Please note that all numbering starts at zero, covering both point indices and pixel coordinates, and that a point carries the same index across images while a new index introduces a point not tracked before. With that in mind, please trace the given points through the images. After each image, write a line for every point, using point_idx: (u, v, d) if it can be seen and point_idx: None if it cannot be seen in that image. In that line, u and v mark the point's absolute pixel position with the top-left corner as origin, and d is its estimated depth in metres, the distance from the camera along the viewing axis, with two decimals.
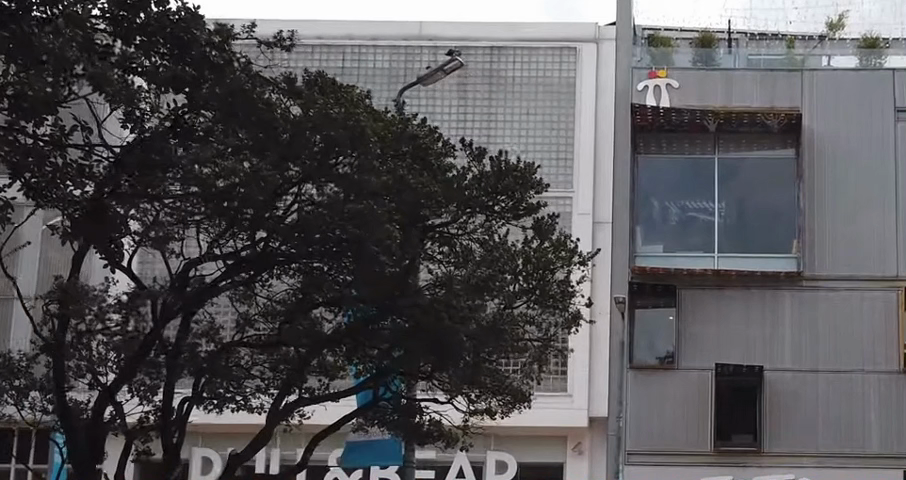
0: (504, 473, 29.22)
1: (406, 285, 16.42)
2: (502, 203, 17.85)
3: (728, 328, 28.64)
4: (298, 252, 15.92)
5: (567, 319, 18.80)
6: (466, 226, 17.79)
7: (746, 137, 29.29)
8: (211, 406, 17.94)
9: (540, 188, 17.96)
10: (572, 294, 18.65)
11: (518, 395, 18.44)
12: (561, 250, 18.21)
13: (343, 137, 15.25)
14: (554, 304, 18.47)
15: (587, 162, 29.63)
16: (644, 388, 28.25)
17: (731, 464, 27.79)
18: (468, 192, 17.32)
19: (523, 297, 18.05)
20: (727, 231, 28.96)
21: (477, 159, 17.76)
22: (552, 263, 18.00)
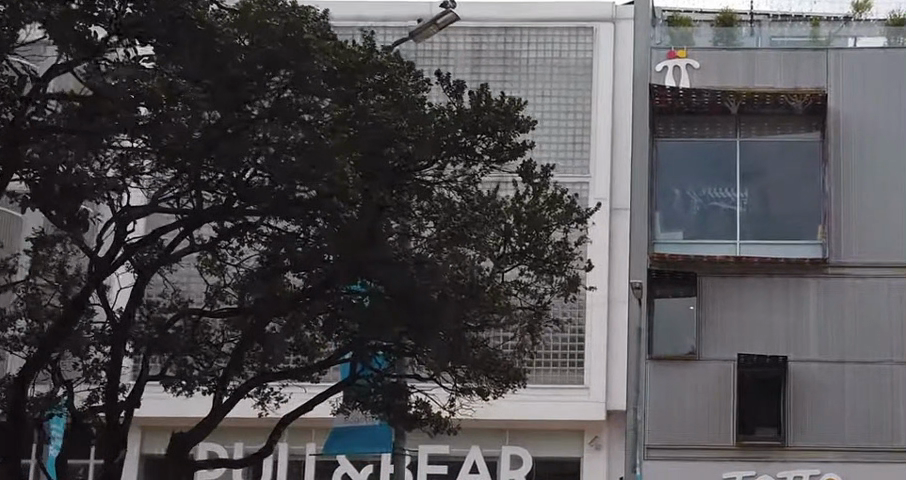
0: (519, 469, 27.92)
1: (378, 240, 15.25)
2: (483, 143, 16.59)
3: (750, 317, 27.61)
4: (264, 212, 15.29)
5: (563, 285, 17.73)
6: (444, 173, 16.60)
7: (770, 120, 28.27)
8: (180, 388, 17.13)
9: (526, 128, 16.75)
10: (570, 256, 17.64)
11: (508, 372, 17.64)
12: (552, 208, 17.38)
13: (283, 52, 14.19)
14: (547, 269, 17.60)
15: (605, 146, 28.30)
16: (661, 379, 27.36)
17: (755, 458, 26.81)
18: (444, 131, 16.03)
19: (514, 261, 17.38)
20: (750, 219, 27.97)
21: (456, 95, 16.65)
22: (546, 223, 17.32)
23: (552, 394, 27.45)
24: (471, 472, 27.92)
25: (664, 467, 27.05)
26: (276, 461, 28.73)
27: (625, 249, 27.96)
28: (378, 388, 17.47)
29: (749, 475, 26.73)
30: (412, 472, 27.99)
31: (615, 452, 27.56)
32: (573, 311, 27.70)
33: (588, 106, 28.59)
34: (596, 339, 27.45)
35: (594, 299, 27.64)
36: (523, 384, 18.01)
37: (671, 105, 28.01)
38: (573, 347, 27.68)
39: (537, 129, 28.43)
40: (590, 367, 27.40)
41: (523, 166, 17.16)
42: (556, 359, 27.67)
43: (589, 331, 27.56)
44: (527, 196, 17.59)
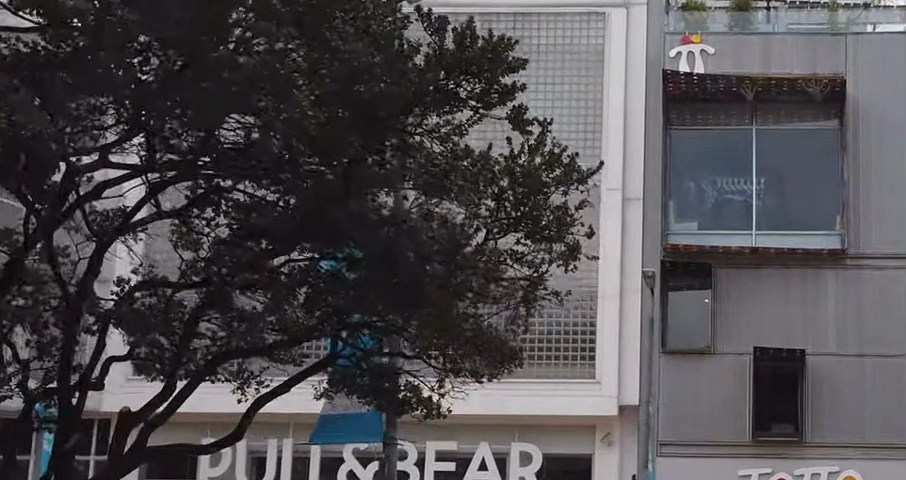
0: (530, 466, 27.14)
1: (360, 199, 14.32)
2: (469, 89, 15.89)
3: (767, 309, 26.82)
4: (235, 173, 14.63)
5: (563, 254, 16.83)
6: (429, 122, 15.73)
7: (786, 108, 27.57)
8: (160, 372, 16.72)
9: (516, 70, 15.96)
10: (570, 221, 16.58)
11: (501, 352, 16.37)
12: (552, 169, 16.61)
13: None
14: (545, 239, 16.58)
15: (617, 131, 27.49)
16: (675, 373, 26.56)
17: (771, 455, 26.10)
18: (426, 74, 15.37)
19: (506, 224, 16.35)
20: (766, 209, 27.23)
21: (440, 35, 16.05)
22: (543, 183, 16.39)
23: (560, 389, 26.69)
24: (479, 469, 27.23)
25: (678, 464, 26.28)
26: (280, 457, 28.07)
27: (636, 239, 27.23)
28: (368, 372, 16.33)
29: (765, 472, 26.04)
30: (419, 470, 27.25)
31: (628, 447, 26.91)
32: (584, 306, 26.98)
33: (599, 94, 27.79)
34: (609, 332, 26.66)
35: (606, 290, 26.84)
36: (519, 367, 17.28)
37: (686, 93, 27.47)
38: (583, 340, 26.91)
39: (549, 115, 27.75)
40: (602, 361, 26.64)
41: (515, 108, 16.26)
42: (566, 352, 26.94)
43: (601, 326, 26.79)
44: (522, 154, 16.89)
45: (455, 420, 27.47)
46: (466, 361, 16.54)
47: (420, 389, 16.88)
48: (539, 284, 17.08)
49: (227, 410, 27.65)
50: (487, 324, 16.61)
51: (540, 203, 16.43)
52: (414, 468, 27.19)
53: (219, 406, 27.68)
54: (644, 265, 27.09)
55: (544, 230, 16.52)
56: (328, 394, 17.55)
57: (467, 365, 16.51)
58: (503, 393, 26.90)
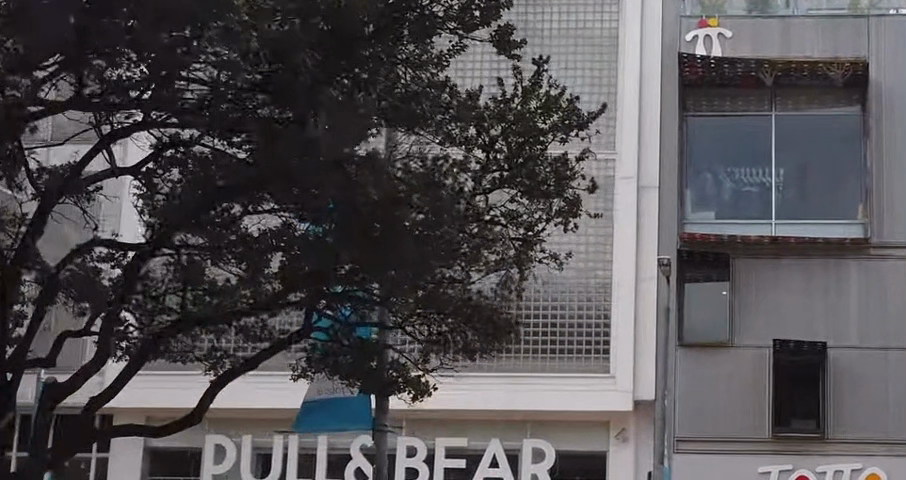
0: (542, 463, 26.30)
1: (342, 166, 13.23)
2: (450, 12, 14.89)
3: (787, 299, 25.97)
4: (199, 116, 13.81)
5: (562, 211, 15.87)
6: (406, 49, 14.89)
7: (804, 94, 26.76)
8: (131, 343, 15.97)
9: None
10: (567, 169, 15.56)
11: (496, 323, 15.52)
12: (548, 114, 15.58)
13: None
14: (543, 194, 15.58)
15: (632, 114, 26.66)
16: (692, 367, 25.74)
17: (791, 452, 25.22)
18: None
19: (494, 166, 15.47)
20: (786, 197, 26.49)
21: None
22: (534, 124, 15.44)
23: (574, 383, 25.89)
24: (490, 466, 26.39)
25: (696, 460, 25.43)
26: (285, 453, 27.30)
27: (651, 223, 26.37)
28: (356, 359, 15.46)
29: (786, 469, 25.14)
30: (428, 467, 26.49)
31: (643, 443, 26.08)
32: (600, 298, 26.15)
33: (614, 79, 26.90)
34: (625, 324, 25.83)
35: (621, 280, 26.01)
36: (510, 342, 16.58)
37: (703, 77, 26.71)
38: (597, 332, 26.10)
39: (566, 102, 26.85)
40: (616, 355, 25.81)
41: (501, 31, 15.44)
42: (580, 346, 26.11)
43: (615, 316, 25.96)
44: (516, 96, 15.87)
45: (464, 417, 26.62)
46: (460, 332, 15.73)
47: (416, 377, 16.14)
48: (535, 241, 16.16)
49: (231, 404, 27.11)
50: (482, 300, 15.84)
51: (536, 152, 15.49)
52: (423, 466, 26.46)
53: (221, 400, 27.06)
54: (660, 253, 26.25)
55: (544, 182, 15.50)
56: (305, 377, 16.45)
57: (461, 339, 15.74)
58: (514, 389, 26.03)
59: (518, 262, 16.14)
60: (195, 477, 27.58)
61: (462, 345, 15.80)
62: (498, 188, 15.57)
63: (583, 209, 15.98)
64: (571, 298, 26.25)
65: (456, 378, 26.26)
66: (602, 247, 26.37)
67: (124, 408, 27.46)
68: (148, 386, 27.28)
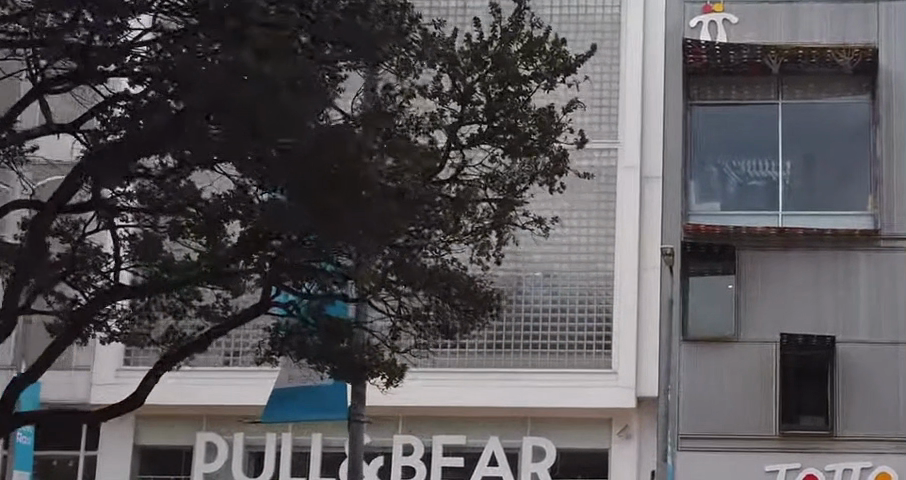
0: (542, 460, 25.57)
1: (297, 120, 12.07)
2: None
3: (794, 292, 25.21)
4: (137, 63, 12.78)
5: (547, 170, 14.96)
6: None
7: (813, 81, 26.03)
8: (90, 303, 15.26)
9: None
10: (550, 117, 14.67)
11: (475, 297, 14.83)
12: (530, 59, 14.83)
13: None
14: (527, 150, 14.69)
15: (635, 100, 25.86)
16: (697, 362, 24.99)
17: (799, 450, 24.48)
18: None
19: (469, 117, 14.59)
20: (792, 189, 25.81)
21: None
22: (512, 70, 14.54)
23: (576, 379, 25.16)
24: (489, 465, 25.66)
25: (700, 458, 24.69)
26: (279, 451, 26.56)
27: (655, 213, 25.61)
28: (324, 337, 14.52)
29: (794, 467, 24.40)
30: (425, 465, 25.79)
31: (647, 439, 25.34)
32: (602, 292, 25.44)
33: (616, 68, 26.11)
34: (627, 318, 25.08)
35: (623, 271, 25.28)
36: (495, 318, 15.71)
37: (706, 65, 25.93)
38: (599, 327, 25.35)
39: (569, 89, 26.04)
40: (618, 351, 25.07)
41: None
42: (581, 341, 25.38)
43: (617, 310, 25.23)
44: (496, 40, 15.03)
45: (463, 414, 25.86)
46: (437, 309, 14.87)
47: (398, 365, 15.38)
48: (513, 198, 15.00)
49: (223, 401, 26.37)
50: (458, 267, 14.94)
51: (518, 107, 14.59)
52: (420, 464, 25.75)
53: (213, 397, 26.36)
54: (664, 242, 25.46)
55: (526, 137, 14.59)
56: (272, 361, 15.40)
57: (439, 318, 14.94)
58: (513, 385, 25.32)
59: (497, 223, 14.87)
60: (186, 476, 26.90)
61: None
62: (475, 144, 14.65)
63: (570, 163, 15.07)
64: (571, 292, 25.53)
65: (453, 374, 25.51)
66: (603, 239, 25.63)
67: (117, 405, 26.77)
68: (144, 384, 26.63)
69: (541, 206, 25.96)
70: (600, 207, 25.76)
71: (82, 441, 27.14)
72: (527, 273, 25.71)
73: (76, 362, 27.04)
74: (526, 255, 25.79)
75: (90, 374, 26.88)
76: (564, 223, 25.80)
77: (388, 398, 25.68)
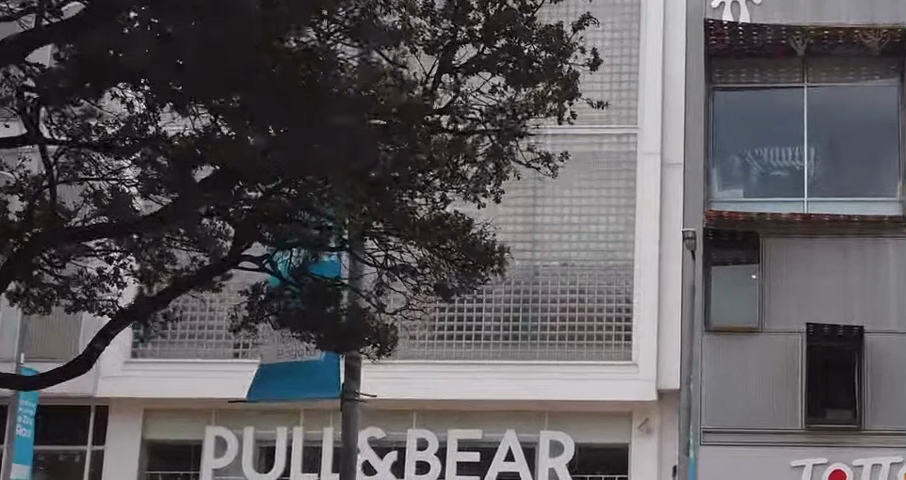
0: (560, 455, 24.75)
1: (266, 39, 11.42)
2: None
3: (819, 280, 24.41)
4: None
5: (554, 96, 14.41)
6: None
7: (839, 64, 25.37)
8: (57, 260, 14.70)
9: None
10: (553, 36, 14.20)
11: (473, 251, 14.48)
12: None
13: None
14: (532, 76, 14.08)
15: (655, 82, 25.08)
16: (719, 354, 24.21)
17: (826, 444, 23.61)
18: None
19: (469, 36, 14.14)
20: (817, 174, 25.03)
21: None
22: None
23: (596, 371, 24.38)
24: (506, 460, 24.85)
25: (723, 453, 23.84)
26: (290, 446, 25.81)
27: (677, 197, 24.83)
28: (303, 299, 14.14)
29: (820, 462, 23.55)
30: (440, 461, 25.00)
31: (668, 434, 24.54)
32: (621, 282, 24.67)
33: (635, 50, 25.36)
34: (648, 306, 24.31)
35: (643, 259, 24.53)
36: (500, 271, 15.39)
37: (729, 48, 25.26)
38: (619, 317, 24.57)
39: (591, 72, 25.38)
40: (639, 340, 24.31)
41: None
42: (600, 331, 24.60)
43: (636, 299, 24.48)
44: None
45: (479, 407, 25.09)
46: (433, 266, 14.59)
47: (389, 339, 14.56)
48: (516, 124, 14.52)
49: (232, 394, 25.63)
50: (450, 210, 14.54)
51: (520, 26, 14.01)
52: (435, 460, 24.96)
53: (222, 389, 25.64)
54: (685, 226, 24.67)
55: (530, 61, 14.03)
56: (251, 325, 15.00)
57: (434, 273, 14.57)
58: (527, 377, 24.50)
59: (496, 155, 14.36)
60: (194, 472, 26.09)
61: (437, 282, 14.64)
62: (475, 69, 14.10)
63: (579, 86, 14.59)
64: (588, 282, 24.78)
65: (470, 365, 24.75)
66: (622, 227, 24.86)
67: (125, 398, 26.10)
68: (153, 375, 25.96)
69: (557, 193, 25.20)
70: (621, 194, 24.97)
71: (89, 435, 26.45)
72: (544, 261, 24.96)
73: (83, 351, 26.21)
74: (543, 244, 25.06)
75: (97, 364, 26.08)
76: (582, 210, 25.06)
77: (402, 390, 24.92)
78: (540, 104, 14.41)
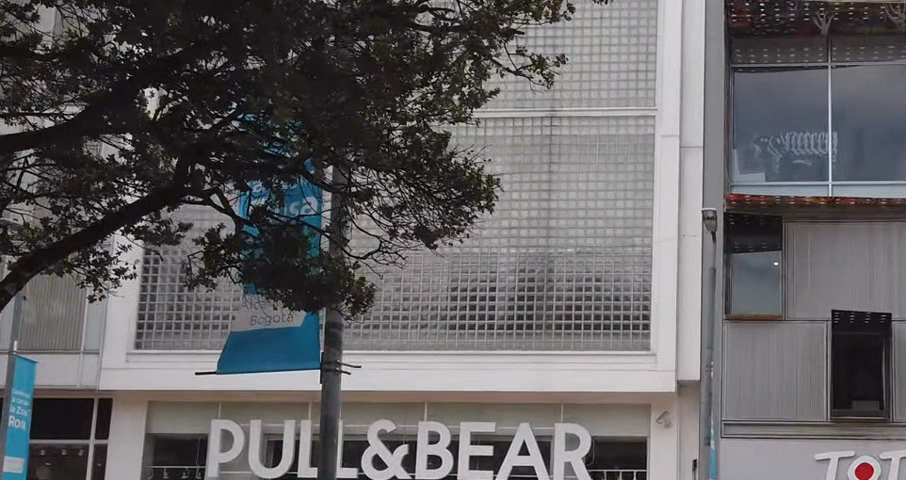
0: (576, 449, 23.86)
1: None
2: None
3: (844, 266, 23.56)
4: None
5: None
6: None
7: (865, 43, 24.57)
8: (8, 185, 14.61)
9: None
10: None
11: (455, 180, 14.02)
12: None
13: None
14: None
15: (674, 63, 24.29)
16: (740, 342, 23.35)
17: (852, 436, 22.71)
18: None
19: None
20: (842, 157, 24.24)
21: None
22: None
23: (615, 361, 23.54)
24: (520, 453, 23.98)
25: (746, 446, 22.96)
26: (298, 440, 24.99)
27: (695, 180, 24.01)
28: (263, 247, 14.15)
29: (846, 456, 22.64)
30: (453, 455, 24.14)
31: (689, 427, 23.65)
32: (637, 270, 23.84)
33: (653, 28, 24.52)
34: (667, 293, 23.48)
35: (662, 244, 23.69)
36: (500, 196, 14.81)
37: (752, 25, 24.59)
38: (637, 306, 23.74)
39: (607, 54, 24.57)
40: (658, 328, 23.49)
41: None
42: (617, 320, 23.81)
43: (656, 287, 23.64)
44: None
45: (493, 399, 24.25)
46: (413, 206, 14.37)
47: (360, 296, 14.50)
48: (498, 15, 13.36)
49: (240, 385, 24.86)
50: (432, 132, 14.10)
51: None
52: (448, 454, 24.10)
53: (229, 381, 24.89)
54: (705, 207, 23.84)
55: None
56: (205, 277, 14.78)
57: (414, 211, 14.35)
58: (542, 368, 23.70)
59: (474, 49, 13.35)
60: (200, 466, 25.27)
61: (417, 222, 14.40)
62: None
63: None
64: (605, 270, 23.96)
65: (483, 356, 23.93)
66: (640, 212, 24.02)
67: (129, 390, 25.34)
68: (158, 366, 25.21)
69: (572, 179, 24.36)
70: (638, 177, 24.13)
71: (92, 429, 25.65)
72: (558, 249, 24.13)
73: (84, 343, 25.51)
74: (557, 230, 24.21)
75: (100, 356, 25.37)
76: (598, 195, 24.22)
77: (413, 382, 24.08)
78: (528, 4, 13.46)
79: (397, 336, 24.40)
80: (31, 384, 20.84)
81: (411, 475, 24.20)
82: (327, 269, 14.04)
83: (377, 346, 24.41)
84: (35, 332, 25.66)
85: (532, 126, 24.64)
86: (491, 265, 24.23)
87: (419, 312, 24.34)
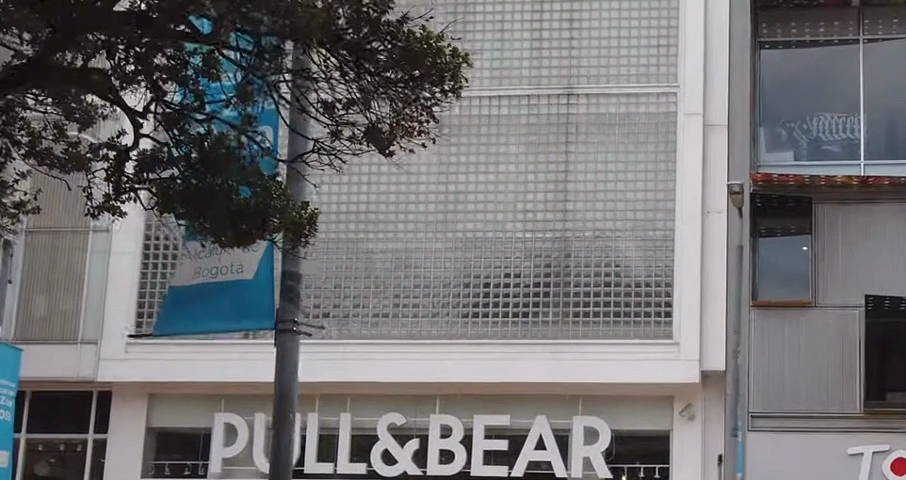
0: (595, 442, 22.65)
1: None
2: None
3: (877, 249, 22.30)
4: None
5: None
6: None
7: (899, 15, 23.35)
8: None
9: None
10: None
11: (411, 64, 14.05)
12: None
13: None
14: None
15: (698, 37, 23.12)
16: (767, 329, 22.18)
17: (888, 429, 21.49)
18: None
19: None
20: (875, 135, 23.03)
21: None
22: None
23: (637, 351, 22.32)
24: (537, 448, 22.79)
25: (775, 439, 21.76)
26: None
27: (720, 158, 22.86)
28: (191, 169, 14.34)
29: (881, 450, 21.43)
30: (466, 450, 22.97)
31: (713, 419, 22.48)
32: (660, 255, 22.67)
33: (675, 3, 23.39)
34: (690, 278, 22.32)
35: (685, 227, 22.54)
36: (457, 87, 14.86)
37: None
38: (660, 291, 22.57)
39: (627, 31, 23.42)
40: (681, 313, 22.31)
41: None
42: (639, 308, 22.62)
43: (678, 274, 22.47)
44: None
45: (508, 391, 23.08)
46: (364, 100, 14.42)
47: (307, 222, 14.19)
48: None
49: (244, 376, 23.77)
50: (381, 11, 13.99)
51: None
52: (461, 449, 22.93)
53: (232, 371, 23.80)
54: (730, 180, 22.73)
55: None
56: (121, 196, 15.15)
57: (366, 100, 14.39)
58: (556, 358, 22.53)
59: None
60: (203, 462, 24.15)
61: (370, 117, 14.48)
62: None
63: None
64: (626, 254, 22.79)
65: (497, 345, 22.77)
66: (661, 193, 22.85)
67: (128, 383, 24.27)
68: (158, 357, 24.12)
69: (591, 159, 23.19)
70: (660, 157, 22.94)
71: (91, 423, 24.59)
72: (576, 232, 22.98)
73: (82, 333, 24.46)
74: (575, 214, 23.05)
75: (98, 347, 24.32)
76: (618, 176, 23.05)
77: (424, 374, 22.92)
78: None
79: (406, 325, 23.26)
80: (17, 372, 19.71)
81: (422, 470, 22.99)
82: (256, 190, 14.11)
83: (385, 335, 23.26)
84: (27, 321, 24.62)
85: (549, 104, 23.45)
86: (505, 252, 23.07)
87: (430, 299, 23.19)
